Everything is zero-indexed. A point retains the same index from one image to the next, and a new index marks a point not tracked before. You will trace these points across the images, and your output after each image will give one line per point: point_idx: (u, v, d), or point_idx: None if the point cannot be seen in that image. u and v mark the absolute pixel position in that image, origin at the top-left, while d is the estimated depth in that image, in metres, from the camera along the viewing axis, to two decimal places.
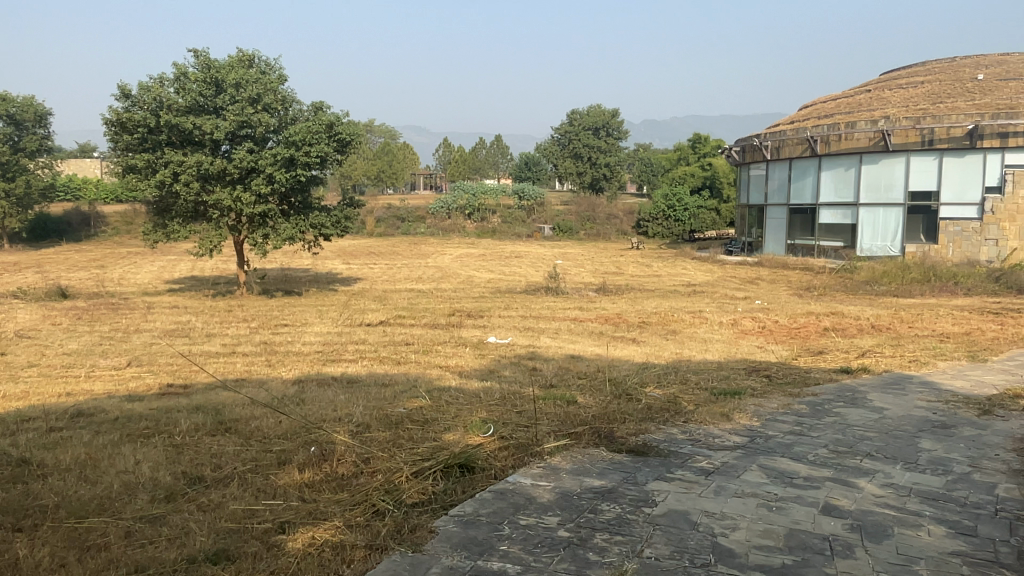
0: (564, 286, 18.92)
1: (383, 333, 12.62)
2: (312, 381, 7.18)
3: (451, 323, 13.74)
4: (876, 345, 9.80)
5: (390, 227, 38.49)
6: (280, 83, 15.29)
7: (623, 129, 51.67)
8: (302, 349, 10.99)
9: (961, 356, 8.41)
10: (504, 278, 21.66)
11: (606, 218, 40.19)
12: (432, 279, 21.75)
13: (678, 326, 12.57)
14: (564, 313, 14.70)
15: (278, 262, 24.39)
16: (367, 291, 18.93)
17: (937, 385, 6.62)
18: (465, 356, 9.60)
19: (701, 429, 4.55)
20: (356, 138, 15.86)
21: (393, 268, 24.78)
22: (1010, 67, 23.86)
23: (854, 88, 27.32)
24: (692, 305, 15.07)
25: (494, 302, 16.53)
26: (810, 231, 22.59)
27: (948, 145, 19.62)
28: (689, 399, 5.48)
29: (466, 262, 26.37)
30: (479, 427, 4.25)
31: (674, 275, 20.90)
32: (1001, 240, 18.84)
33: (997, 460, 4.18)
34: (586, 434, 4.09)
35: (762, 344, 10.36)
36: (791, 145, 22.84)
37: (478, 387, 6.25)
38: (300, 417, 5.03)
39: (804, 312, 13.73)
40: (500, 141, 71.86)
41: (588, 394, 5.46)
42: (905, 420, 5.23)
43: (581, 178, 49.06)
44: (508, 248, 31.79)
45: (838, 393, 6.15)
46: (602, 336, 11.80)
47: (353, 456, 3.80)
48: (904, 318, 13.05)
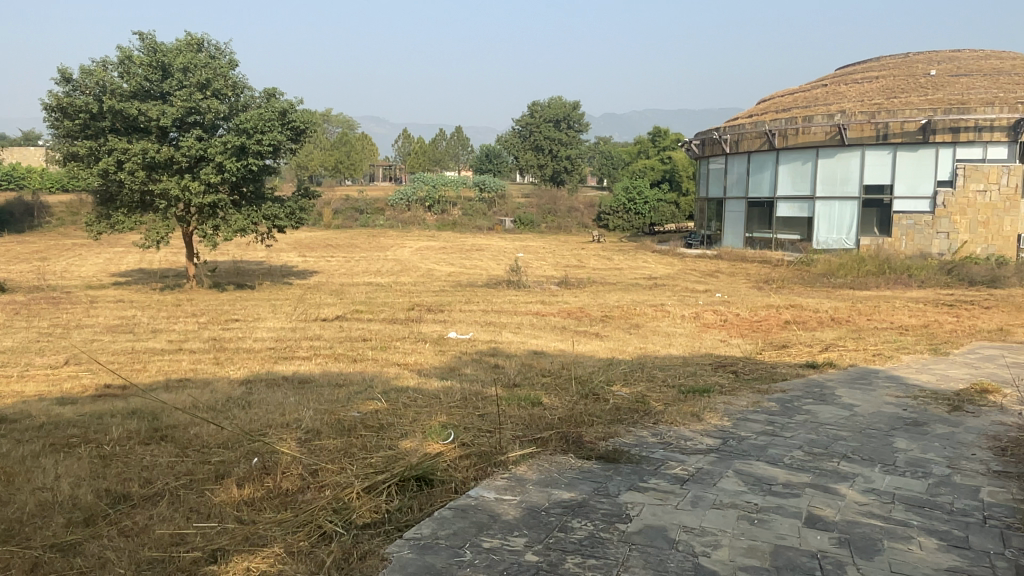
0: (526, 279, 18.70)
1: (338, 328, 12.19)
2: (262, 381, 6.80)
3: (410, 317, 13.39)
4: (837, 338, 9.78)
5: (349, 220, 37.76)
6: (231, 69, 14.67)
7: (584, 121, 50.93)
8: (254, 346, 10.51)
9: (923, 349, 8.39)
10: (465, 271, 21.34)
11: (567, 210, 40.11)
12: (391, 273, 21.30)
13: (640, 320, 12.44)
14: (526, 307, 14.47)
15: (232, 255, 23.63)
16: (324, 285, 18.41)
17: (904, 380, 6.55)
18: (424, 352, 9.28)
19: (672, 432, 4.33)
20: (311, 127, 15.32)
21: (351, 261, 24.22)
22: (961, 63, 24.34)
23: (811, 82, 27.60)
24: (654, 299, 14.98)
25: (453, 296, 16.20)
26: (768, 224, 22.78)
27: (903, 139, 19.89)
28: (657, 398, 5.27)
29: (426, 255, 25.96)
30: (437, 433, 3.95)
31: (635, 268, 20.82)
32: (952, 233, 19.04)
33: (974, 461, 4.05)
34: (553, 440, 3.83)
35: (726, 338, 10.26)
36: (749, 139, 22.96)
37: (437, 387, 5.95)
38: (244, 423, 4.67)
39: (764, 305, 13.75)
40: (460, 132, 71.31)
41: (553, 395, 5.20)
42: (877, 417, 5.09)
43: (543, 171, 49.22)
44: (469, 241, 31.47)
45: (807, 389, 6.00)
46: (565, 330, 11.58)
47: (299, 469, 3.47)
48: (862, 310, 13.15)
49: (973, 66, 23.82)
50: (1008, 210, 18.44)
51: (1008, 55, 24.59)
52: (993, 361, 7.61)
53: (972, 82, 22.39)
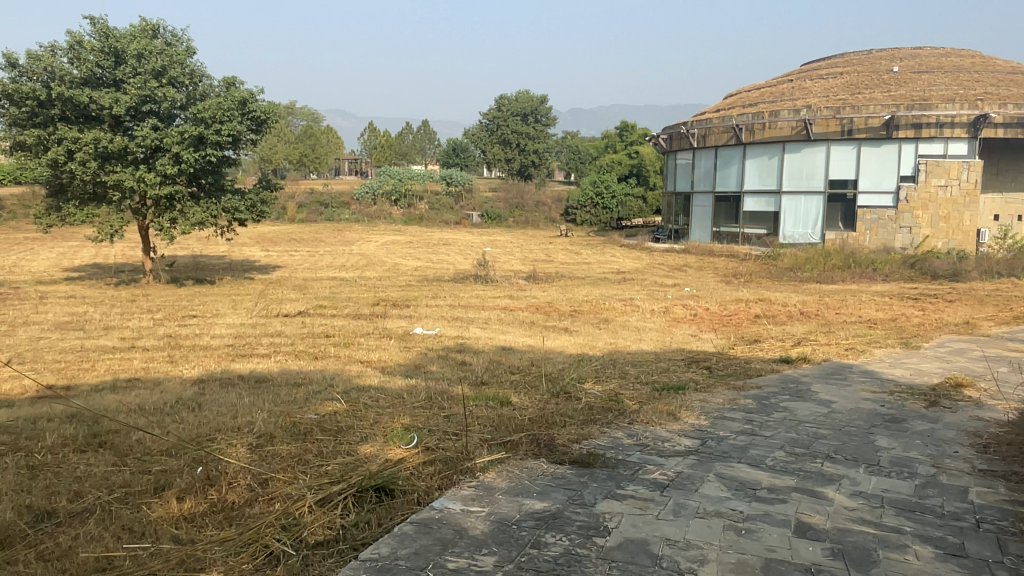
0: (493, 273, 18.44)
1: (300, 325, 11.80)
2: (215, 381, 6.42)
3: (375, 313, 13.06)
4: (808, 333, 9.71)
5: (313, 213, 37.05)
6: (189, 56, 14.10)
7: (551, 115, 51.27)
8: (211, 343, 10.09)
9: (894, 343, 8.33)
10: (431, 266, 21.02)
11: (535, 205, 39.93)
12: (355, 267, 20.86)
13: (609, 314, 12.27)
14: (494, 302, 14.22)
15: (190, 249, 22.94)
16: (287, 279, 17.91)
17: (878, 374, 6.46)
18: (389, 348, 8.97)
19: (648, 433, 4.12)
20: (272, 117, 14.83)
21: (315, 256, 23.69)
22: (922, 60, 24.69)
23: (776, 77, 27.75)
24: (623, 293, 14.86)
25: (420, 290, 15.87)
26: (734, 218, 22.85)
27: (867, 135, 20.07)
28: (631, 396, 5.06)
29: (392, 250, 25.55)
30: (400, 438, 3.69)
31: (604, 263, 20.70)
32: (914, 228, 19.21)
33: (958, 459, 3.91)
34: (524, 443, 3.59)
35: (696, 332, 10.13)
36: (716, 133, 22.98)
37: (401, 386, 5.66)
38: (192, 427, 4.34)
39: (733, 299, 13.71)
40: (427, 126, 70.67)
41: (523, 394, 4.96)
42: (855, 414, 4.95)
43: (510, 165, 48.97)
44: (436, 235, 31.12)
45: (782, 385, 5.86)
46: (534, 325, 11.36)
47: (247, 479, 3.17)
48: (829, 304, 13.18)
49: (934, 63, 24.18)
50: (968, 205, 18.86)
51: (967, 53, 24.99)
52: (964, 355, 7.57)
53: (933, 78, 22.70)
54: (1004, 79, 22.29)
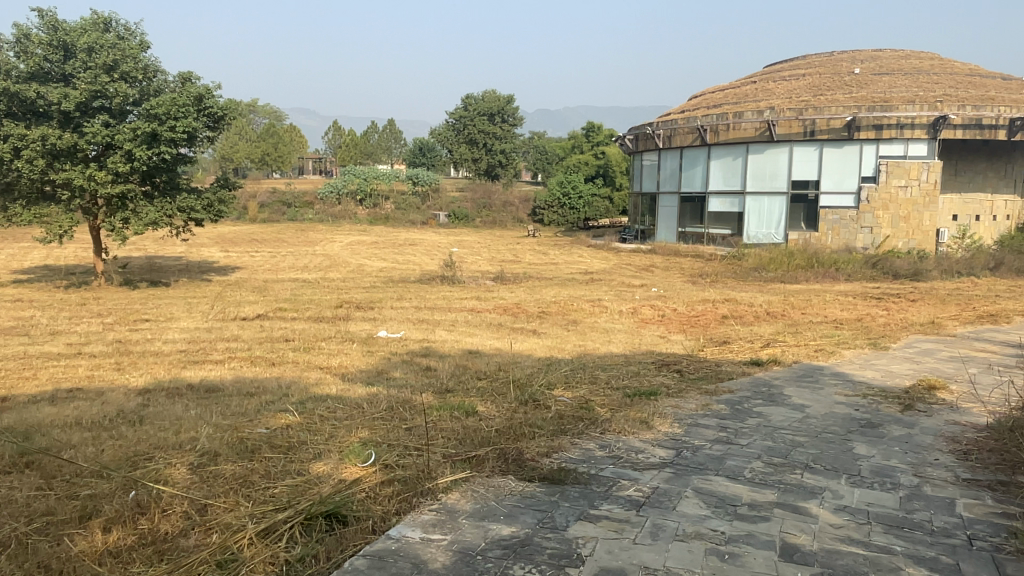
0: (460, 274, 18.18)
1: (259, 328, 11.40)
2: (162, 391, 6.05)
3: (337, 315, 12.70)
4: (776, 333, 9.66)
5: (275, 213, 36.35)
6: (142, 51, 13.54)
7: (518, 116, 50.71)
8: (163, 349, 9.65)
9: (863, 344, 8.29)
10: (396, 266, 20.66)
11: (502, 205, 39.73)
12: (319, 269, 20.41)
13: (578, 315, 12.10)
14: (460, 303, 13.96)
15: (146, 251, 22.24)
16: (246, 281, 17.40)
17: (850, 377, 6.36)
18: (351, 354, 8.65)
19: (620, 444, 3.90)
20: (230, 114, 14.31)
21: (277, 257, 23.15)
22: (882, 63, 25.06)
23: (741, 79, 27.93)
24: (591, 294, 14.72)
25: (384, 292, 15.53)
26: (699, 219, 22.92)
27: (828, 136, 20.25)
28: (603, 403, 4.85)
29: (357, 250, 25.10)
30: (356, 455, 3.40)
31: (571, 263, 20.58)
32: (875, 228, 19.59)
33: (940, 468, 3.78)
34: (490, 459, 3.34)
35: (665, 334, 10.01)
36: (682, 134, 22.99)
37: (360, 394, 5.37)
38: (129, 445, 4.00)
39: (700, 299, 13.66)
40: (393, 125, 70.03)
41: (489, 402, 4.71)
42: (830, 419, 4.81)
43: (477, 165, 48.70)
44: (402, 236, 30.73)
45: (754, 389, 5.70)
46: (501, 327, 11.13)
47: (183, 505, 2.88)
48: (795, 303, 13.20)
49: (894, 65, 24.55)
50: (927, 206, 19.20)
51: (926, 56, 25.43)
52: (932, 356, 7.55)
53: (894, 80, 23.04)
54: (962, 82, 22.72)
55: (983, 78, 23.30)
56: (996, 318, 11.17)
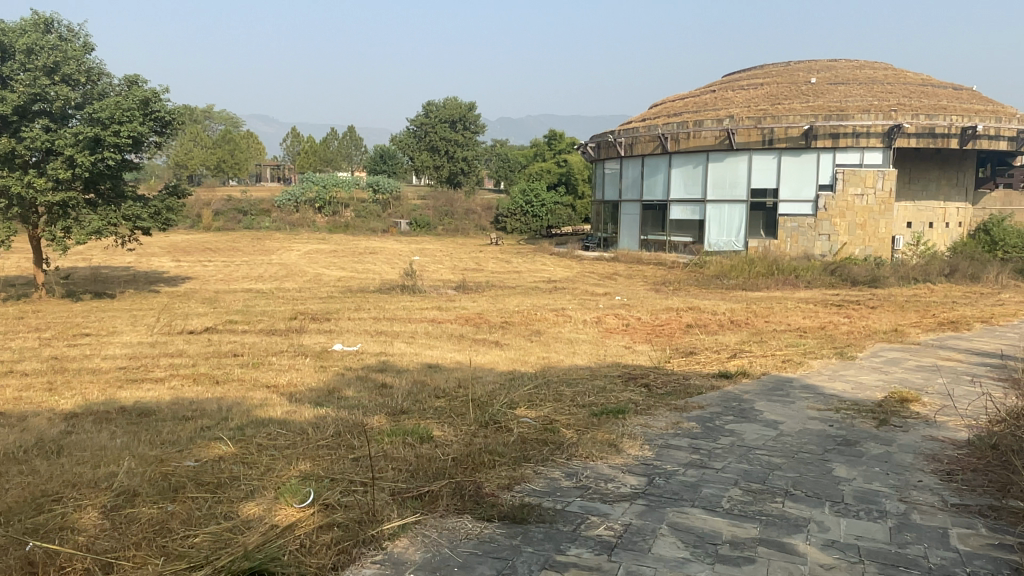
0: (421, 283, 17.76)
1: (206, 342, 10.85)
2: (89, 415, 5.54)
3: (292, 327, 12.20)
4: (741, 343, 9.50)
5: (230, 221, 35.43)
6: (86, 52, 12.83)
7: (480, 123, 50.50)
8: (100, 366, 9.06)
9: (830, 353, 8.16)
10: (355, 276, 20.14)
11: (464, 213, 39.40)
12: (274, 278, 19.78)
13: (541, 325, 11.81)
14: (421, 314, 13.55)
15: (91, 260, 21.33)
16: (196, 292, 16.73)
17: (820, 389, 6.16)
18: (302, 369, 8.20)
19: (588, 471, 3.59)
20: (179, 119, 13.63)
21: (230, 266, 22.42)
22: (838, 73, 25.44)
23: (700, 88, 28.08)
24: (554, 303, 14.45)
25: (342, 303, 15.05)
26: (661, 226, 22.89)
27: (786, 144, 20.38)
28: (568, 424, 4.54)
29: (315, 259, 24.46)
30: (293, 493, 3.04)
31: (534, 271, 20.32)
32: (833, 235, 19.89)
33: (925, 491, 3.58)
34: (444, 496, 3.01)
35: (630, 344, 9.78)
36: (643, 142, 22.96)
37: (307, 417, 4.97)
38: (39, 482, 3.55)
39: (664, 307, 13.49)
40: (353, 132, 69.16)
41: (445, 425, 4.36)
42: (805, 436, 4.57)
43: (439, 172, 48.27)
44: (362, 244, 30.15)
45: (725, 405, 5.44)
46: (462, 339, 10.77)
47: (85, 563, 2.49)
48: (758, 311, 13.13)
49: (849, 75, 24.93)
50: (883, 213, 19.52)
51: (880, 66, 25.91)
52: (900, 366, 7.44)
53: (849, 90, 23.38)
54: (915, 92, 23.16)
55: (935, 88, 23.78)
56: (956, 325, 11.22)
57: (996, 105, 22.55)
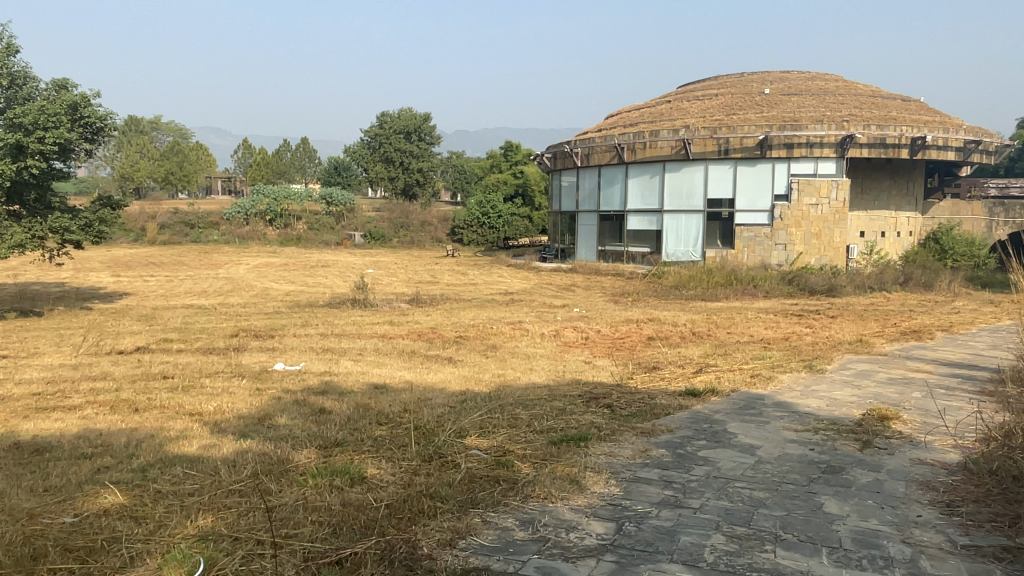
0: (373, 297, 17.06)
1: (136, 364, 10.02)
2: None
3: (231, 346, 11.41)
4: (706, 356, 9.10)
5: (177, 235, 34.16)
6: (8, 53, 11.93)
7: (435, 134, 49.91)
8: (10, 393, 8.20)
9: (798, 366, 7.79)
10: (305, 290, 19.32)
11: (420, 225, 38.72)
12: (218, 293, 18.86)
13: (497, 340, 11.26)
14: (371, 329, 12.88)
15: (22, 277, 20.10)
16: (133, 310, 15.71)
17: (794, 407, 5.76)
18: (235, 393, 7.48)
19: (546, 517, 3.06)
20: (112, 125, 12.74)
21: (173, 281, 21.37)
22: (791, 83, 25.61)
23: (655, 98, 28.00)
24: (512, 316, 13.95)
25: (288, 318, 14.28)
26: (619, 237, 22.61)
27: (742, 154, 20.31)
28: (524, 455, 4.01)
29: (264, 273, 23.52)
30: (180, 562, 2.46)
31: (491, 284, 19.80)
32: (789, 245, 19.83)
33: (928, 529, 3.14)
34: (370, 563, 2.46)
35: (590, 359, 9.30)
36: (599, 152, 22.70)
37: (224, 453, 4.32)
38: None
39: (624, 319, 13.09)
40: (306, 143, 67.97)
41: (382, 461, 3.78)
42: (786, 464, 4.13)
43: (393, 184, 47.45)
44: (314, 257, 29.20)
45: (695, 427, 4.98)
46: (413, 355, 10.16)
47: None
48: (719, 322, 12.81)
49: (802, 86, 25.11)
50: (837, 223, 19.59)
51: (831, 77, 26.21)
52: (872, 379, 7.12)
53: (802, 101, 23.52)
54: (865, 103, 23.42)
55: (885, 99, 24.10)
56: (919, 334, 11.03)
57: (943, 116, 22.94)
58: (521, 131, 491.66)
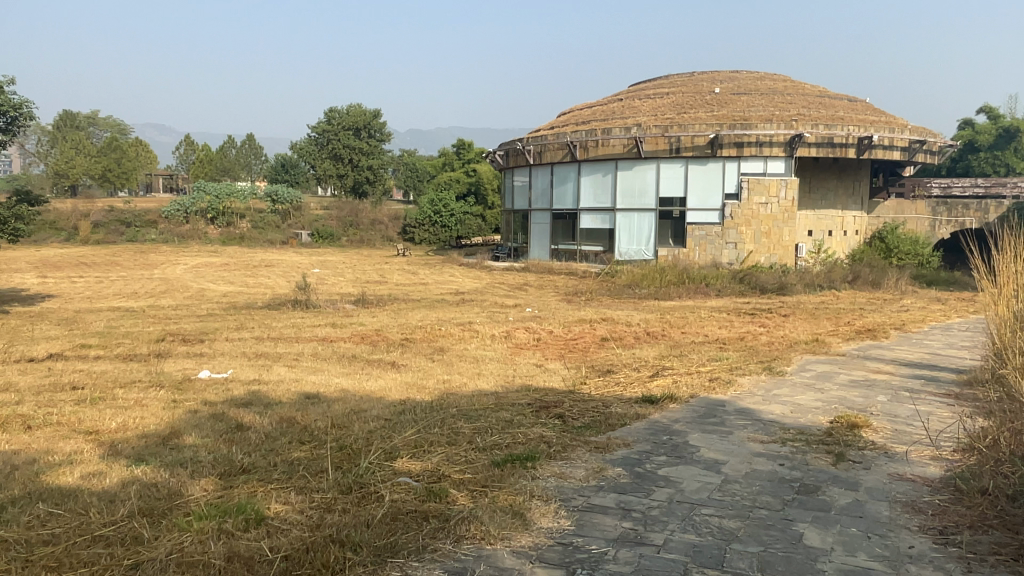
0: (316, 298, 16.28)
1: (45, 372, 9.15)
2: None
3: (157, 351, 10.59)
4: (661, 358, 8.70)
5: (112, 233, 32.54)
6: None
7: (385, 130, 48.56)
8: None
9: (757, 368, 7.42)
10: (244, 290, 18.40)
11: (370, 223, 37.84)
12: (151, 295, 17.83)
13: (444, 342, 10.68)
14: (311, 331, 12.16)
15: None
16: (54, 313, 14.62)
17: (758, 414, 5.35)
18: (148, 407, 6.75)
19: (481, 565, 2.53)
20: (27, 114, 11.61)
21: (103, 282, 20.14)
22: (741, 83, 25.64)
23: (607, 96, 27.71)
24: (461, 317, 13.38)
25: (223, 321, 13.45)
26: (571, 236, 22.24)
27: (693, 153, 20.12)
28: (462, 482, 3.45)
29: (202, 273, 22.40)
30: None
31: (441, 283, 19.19)
32: (739, 243, 19.75)
33: (926, 566, 2.72)
34: None
35: (541, 362, 8.79)
36: (551, 150, 22.28)
37: (106, 485, 3.66)
38: None
39: (576, 319, 12.66)
40: (253, 140, 66.22)
41: (292, 494, 3.20)
42: (755, 484, 3.67)
43: (343, 181, 46.39)
44: (258, 256, 28.10)
45: (655, 441, 4.50)
46: (354, 360, 9.51)
47: None
48: (673, 322, 12.49)
49: (752, 85, 25.15)
50: (786, 221, 19.58)
51: (779, 77, 26.35)
52: (833, 382, 6.78)
53: (751, 100, 23.49)
54: (813, 102, 23.55)
55: (832, 99, 24.28)
56: (874, 333, 10.86)
57: (889, 116, 23.20)
58: (474, 131, 490.83)
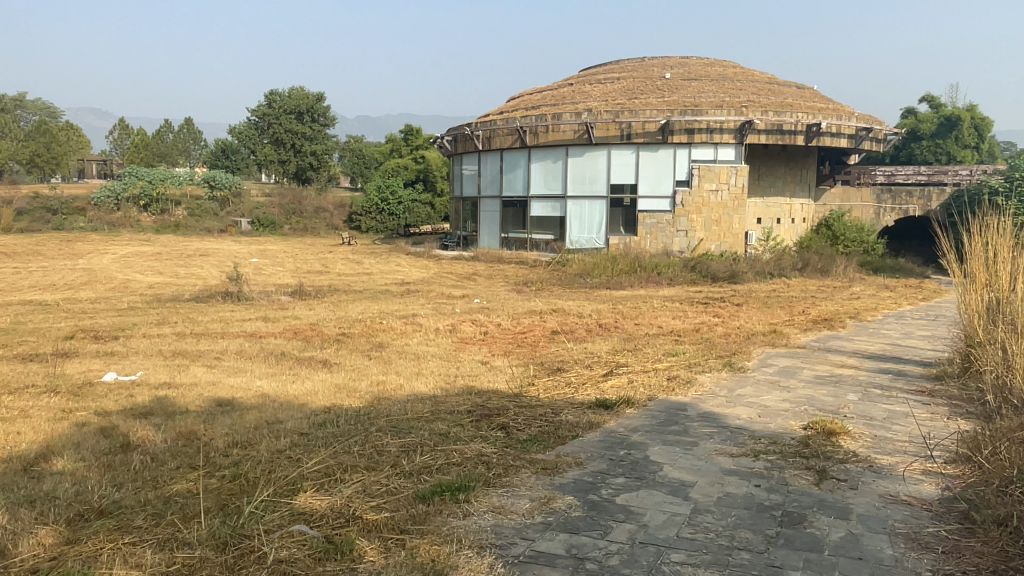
0: (251, 289, 15.26)
1: None
2: None
3: (64, 350, 9.53)
4: (614, 353, 8.13)
5: (36, 221, 30.43)
6: None
7: (329, 115, 46.74)
8: None
9: (717, 365, 6.89)
10: (173, 281, 17.19)
11: (314, 211, 36.54)
12: (69, 287, 16.48)
13: (384, 337, 9.91)
14: (240, 326, 11.22)
15: None
16: None
17: (724, 419, 4.80)
18: (32, 418, 5.82)
19: None
20: None
21: (18, 273, 18.58)
22: (691, 68, 25.31)
23: (557, 81, 27.11)
24: (404, 308, 12.63)
25: (146, 315, 12.38)
26: (521, 224, 21.62)
27: (644, 139, 19.64)
28: (375, 525, 2.77)
29: (130, 263, 20.98)
30: None
31: (386, 273, 18.35)
32: (690, 231, 19.48)
33: None
34: None
35: (486, 359, 8.12)
36: (500, 136, 21.54)
37: None
38: None
39: (525, 311, 12.03)
40: (191, 125, 63.67)
41: (154, 553, 2.47)
42: (731, 514, 3.09)
43: (285, 167, 44.77)
44: (193, 245, 26.64)
45: (612, 458, 3.88)
46: (282, 359, 8.66)
47: None
48: (626, 312, 11.98)
49: (702, 71, 24.84)
50: (736, 209, 19.39)
51: (729, 64, 26.09)
52: (797, 378, 6.31)
53: (701, 86, 23.16)
54: (762, 89, 23.35)
55: (781, 86, 24.14)
56: (831, 322, 10.53)
57: (837, 104, 23.17)
58: None
